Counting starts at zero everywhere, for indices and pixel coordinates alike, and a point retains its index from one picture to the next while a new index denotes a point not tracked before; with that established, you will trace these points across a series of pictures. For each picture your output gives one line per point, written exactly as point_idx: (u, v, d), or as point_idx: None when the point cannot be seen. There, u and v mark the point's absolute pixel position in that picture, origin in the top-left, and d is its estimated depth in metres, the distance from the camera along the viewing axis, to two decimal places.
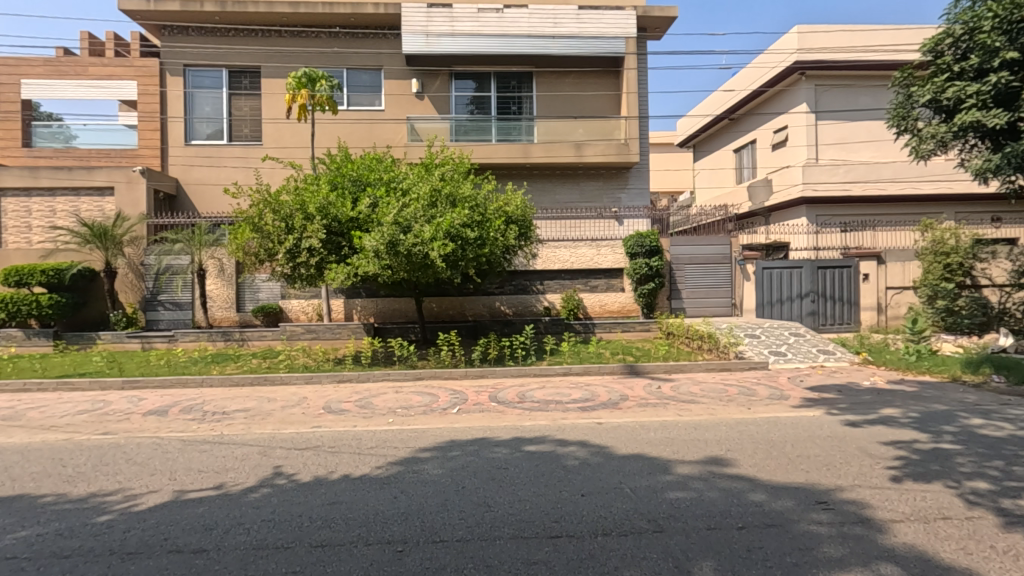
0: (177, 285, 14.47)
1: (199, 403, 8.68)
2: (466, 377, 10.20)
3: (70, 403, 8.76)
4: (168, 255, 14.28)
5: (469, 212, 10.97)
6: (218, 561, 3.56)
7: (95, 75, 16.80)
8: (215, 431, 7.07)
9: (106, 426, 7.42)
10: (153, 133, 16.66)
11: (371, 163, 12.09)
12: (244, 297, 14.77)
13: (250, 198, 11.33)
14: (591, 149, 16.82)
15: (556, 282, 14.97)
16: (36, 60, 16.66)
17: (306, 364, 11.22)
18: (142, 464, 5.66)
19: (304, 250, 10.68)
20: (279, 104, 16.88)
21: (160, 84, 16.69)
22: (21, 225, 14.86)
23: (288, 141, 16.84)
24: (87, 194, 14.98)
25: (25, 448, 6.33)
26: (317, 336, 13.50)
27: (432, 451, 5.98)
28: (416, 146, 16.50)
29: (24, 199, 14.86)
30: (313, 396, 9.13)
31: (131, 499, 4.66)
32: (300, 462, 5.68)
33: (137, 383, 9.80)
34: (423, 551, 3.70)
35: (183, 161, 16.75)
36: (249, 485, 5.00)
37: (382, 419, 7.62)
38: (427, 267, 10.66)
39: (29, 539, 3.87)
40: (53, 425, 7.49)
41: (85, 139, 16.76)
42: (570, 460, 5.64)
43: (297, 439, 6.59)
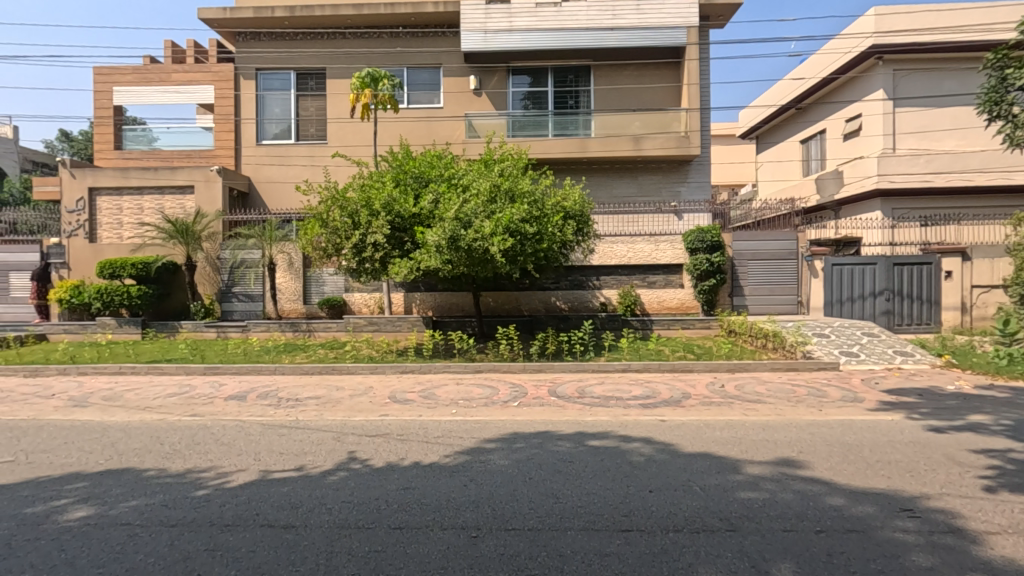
0: (250, 278, 15.36)
1: (274, 390, 9.19)
2: (524, 371, 10.30)
3: (160, 386, 9.47)
4: (241, 249, 15.21)
5: (528, 208, 11.06)
6: (308, 537, 3.80)
7: (177, 81, 17.93)
8: (291, 417, 7.48)
9: (194, 408, 8.00)
10: (228, 134, 17.64)
11: (432, 160, 12.35)
12: (311, 290, 15.45)
13: (320, 194, 11.83)
14: (649, 143, 16.56)
15: (613, 278, 14.81)
16: (126, 69, 17.98)
17: (370, 355, 11.63)
18: (229, 445, 6.07)
19: (370, 245, 11.05)
20: (343, 104, 17.51)
21: (234, 87, 17.62)
22: (113, 222, 16.12)
23: (352, 139, 17.45)
24: (170, 192, 16.06)
25: (126, 426, 6.92)
26: (378, 329, 13.92)
27: (497, 443, 6.10)
28: (474, 143, 16.72)
29: (116, 198, 16.08)
30: (379, 385, 9.49)
31: (223, 476, 5.02)
32: (373, 448, 5.93)
33: (217, 370, 10.45)
34: (496, 538, 3.80)
35: (255, 160, 17.62)
36: (327, 468, 5.29)
37: (446, 409, 7.84)
38: (486, 262, 10.79)
39: (140, 508, 4.25)
40: (148, 406, 8.15)
41: (167, 140, 17.93)
42: (635, 456, 5.62)
43: (367, 427, 6.87)
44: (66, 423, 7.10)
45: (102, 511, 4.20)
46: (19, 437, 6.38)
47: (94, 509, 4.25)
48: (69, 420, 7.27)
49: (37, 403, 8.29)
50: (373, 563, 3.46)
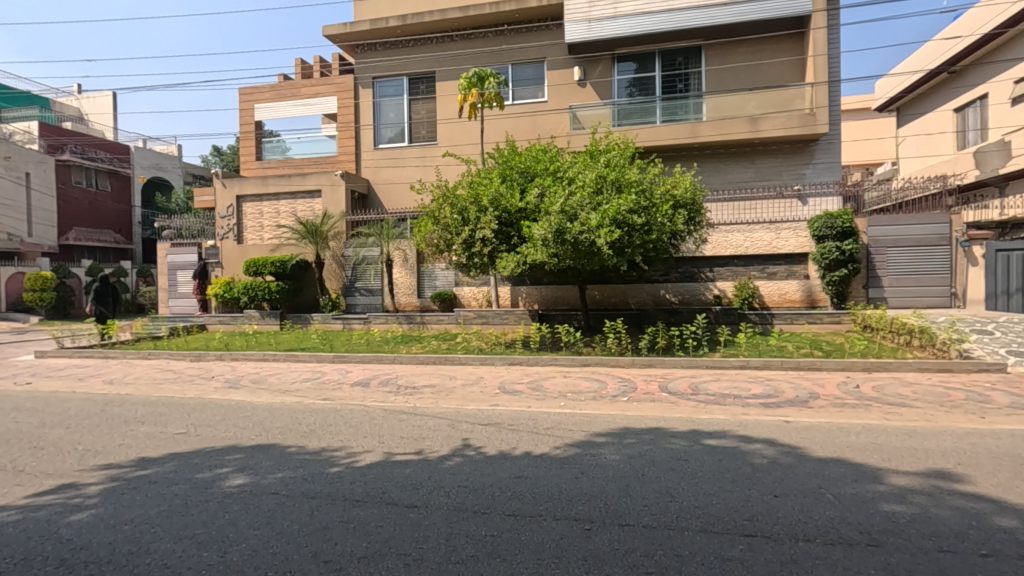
0: (370, 274, 16.50)
1: (393, 377, 9.84)
2: (633, 366, 10.08)
3: (297, 372, 10.51)
4: (363, 247, 16.32)
5: (636, 198, 10.77)
6: (429, 517, 4.02)
7: (306, 95, 19.66)
8: (410, 403, 7.95)
9: (325, 393, 8.79)
10: (349, 140, 19.04)
11: (537, 154, 12.46)
12: (424, 284, 16.28)
13: (432, 193, 12.37)
14: (768, 123, 15.39)
15: (728, 269, 14.01)
16: (265, 88, 20.06)
17: (480, 347, 12.01)
18: (357, 427, 6.59)
19: (479, 240, 11.35)
20: (451, 105, 18.18)
21: (354, 96, 18.97)
22: (256, 225, 18.11)
23: (460, 138, 18.08)
24: (302, 197, 17.70)
25: (270, 406, 7.78)
26: (487, 321, 14.33)
27: (608, 437, 6.03)
28: (579, 134, 16.59)
29: (258, 203, 18.04)
30: (489, 376, 9.81)
31: (353, 455, 5.47)
32: (485, 436, 6.13)
33: (344, 358, 11.38)
34: (610, 532, 3.77)
35: (373, 163, 18.84)
36: (444, 453, 5.55)
37: (555, 401, 7.90)
38: (593, 255, 10.65)
39: (285, 480, 4.76)
40: (288, 389, 9.10)
41: (298, 149, 19.76)
42: (757, 458, 5.27)
43: (479, 415, 7.11)
44: (224, 402, 8.12)
45: (255, 481, 4.76)
46: (189, 413, 7.41)
47: (249, 478, 4.83)
48: (226, 400, 8.31)
49: (201, 384, 9.58)
50: (490, 546, 3.58)
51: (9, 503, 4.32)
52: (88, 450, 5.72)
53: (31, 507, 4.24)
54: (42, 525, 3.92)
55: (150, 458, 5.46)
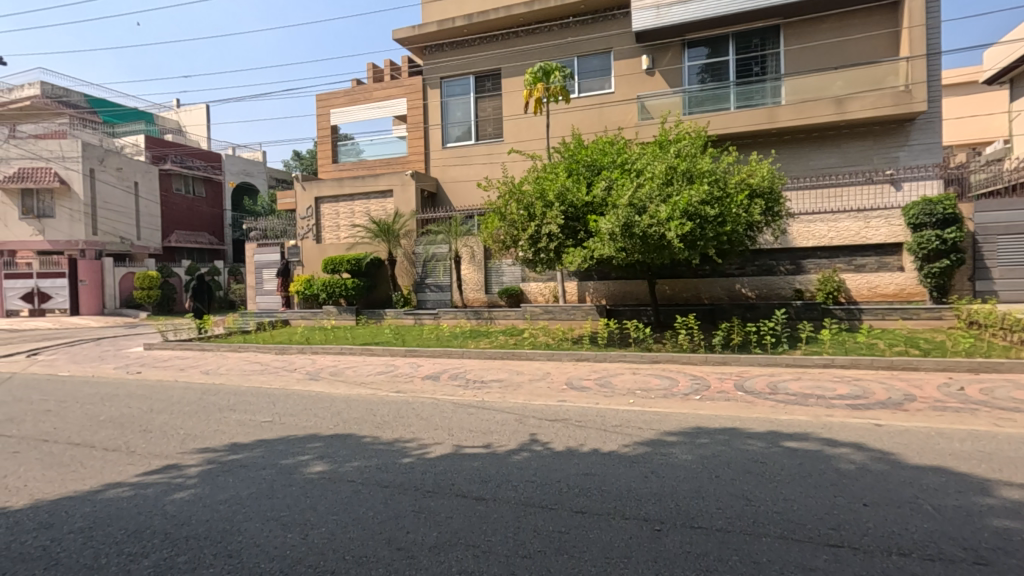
0: (439, 270, 16.76)
1: (463, 372, 10.04)
2: (706, 363, 9.72)
3: (371, 365, 10.95)
4: (432, 244, 16.71)
5: (708, 188, 10.36)
6: (497, 510, 4.06)
7: (378, 98, 20.37)
8: (478, 397, 8.09)
9: (398, 385, 9.12)
10: (418, 141, 19.55)
11: (604, 146, 12.27)
12: (492, 279, 16.46)
13: (498, 190, 12.45)
14: (855, 104, 14.34)
15: (810, 261, 13.19)
16: (340, 93, 20.98)
17: (547, 342, 12.00)
18: (428, 420, 6.78)
19: (545, 236, 11.33)
20: (517, 101, 18.24)
21: (423, 97, 19.45)
22: (333, 225, 19.02)
23: (526, 134, 18.11)
24: (375, 197, 18.39)
25: (347, 398, 8.16)
26: (554, 317, 14.30)
27: (679, 436, 5.85)
28: (647, 125, 16.15)
29: (335, 204, 18.93)
30: (556, 371, 9.80)
31: (424, 447, 5.63)
32: (553, 432, 6.12)
33: (415, 352, 11.75)
34: (682, 534, 3.66)
35: (442, 162, 19.25)
36: (512, 447, 5.60)
37: (623, 398, 7.76)
38: (663, 249, 10.35)
39: (361, 468, 4.98)
40: (364, 381, 9.51)
41: (371, 151, 20.53)
42: (843, 463, 4.93)
43: (547, 411, 7.12)
44: (305, 393, 8.61)
45: (334, 468, 5.02)
46: (274, 402, 7.91)
47: (328, 465, 5.10)
48: (307, 391, 8.81)
49: (285, 376, 10.21)
50: (558, 543, 3.57)
51: (123, 480, 4.80)
52: (188, 435, 6.25)
53: (141, 485, 4.69)
54: (150, 501, 4.32)
55: (241, 443, 5.88)
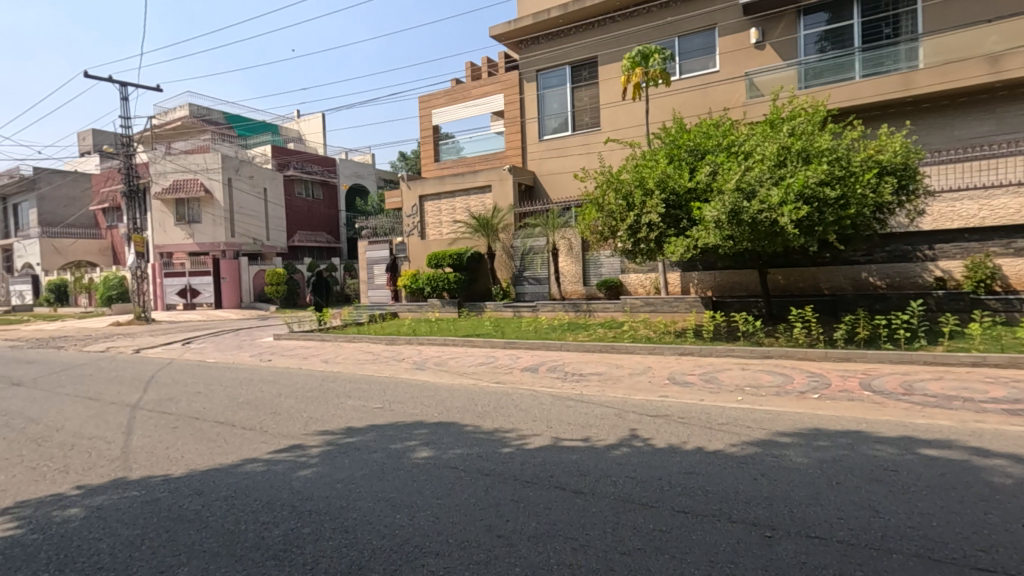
0: (537, 263, 17.09)
1: (561, 364, 10.07)
2: (827, 360, 8.92)
3: (473, 356, 11.31)
4: (530, 238, 16.83)
5: (828, 167, 9.46)
6: (595, 505, 4.03)
7: (475, 96, 20.86)
8: (577, 390, 8.07)
9: (498, 376, 9.35)
10: (515, 135, 19.77)
11: (708, 129, 11.64)
12: (590, 272, 16.40)
13: (595, 180, 12.21)
14: (1013, 61, 12.44)
15: (955, 245, 11.56)
16: (440, 94, 21.75)
17: (647, 336, 11.66)
18: (527, 411, 6.88)
19: (645, 226, 10.97)
20: (614, 88, 17.82)
21: (519, 91, 19.60)
22: (435, 221, 19.83)
23: (624, 122, 17.66)
24: (474, 192, 18.90)
25: (451, 387, 8.52)
26: (655, 309, 13.87)
27: (794, 438, 5.43)
28: (756, 103, 15.10)
29: (437, 201, 19.71)
30: (657, 365, 9.51)
31: (523, 438, 5.72)
32: (653, 428, 5.95)
33: (514, 344, 11.97)
34: (796, 543, 3.40)
35: (539, 155, 19.32)
36: (611, 442, 5.52)
37: (730, 395, 7.36)
38: (775, 235, 9.63)
39: (463, 456, 5.17)
40: (466, 372, 9.85)
41: (470, 148, 21.11)
42: (996, 476, 4.30)
43: (648, 406, 6.94)
44: (412, 381, 9.10)
45: (438, 454, 5.26)
46: (385, 390, 8.45)
47: (433, 452, 5.35)
48: (414, 380, 9.29)
49: (395, 365, 10.86)
50: (658, 541, 3.47)
51: (257, 456, 5.38)
52: (311, 418, 6.85)
53: (272, 461, 5.22)
54: (280, 476, 4.81)
55: (355, 427, 6.35)
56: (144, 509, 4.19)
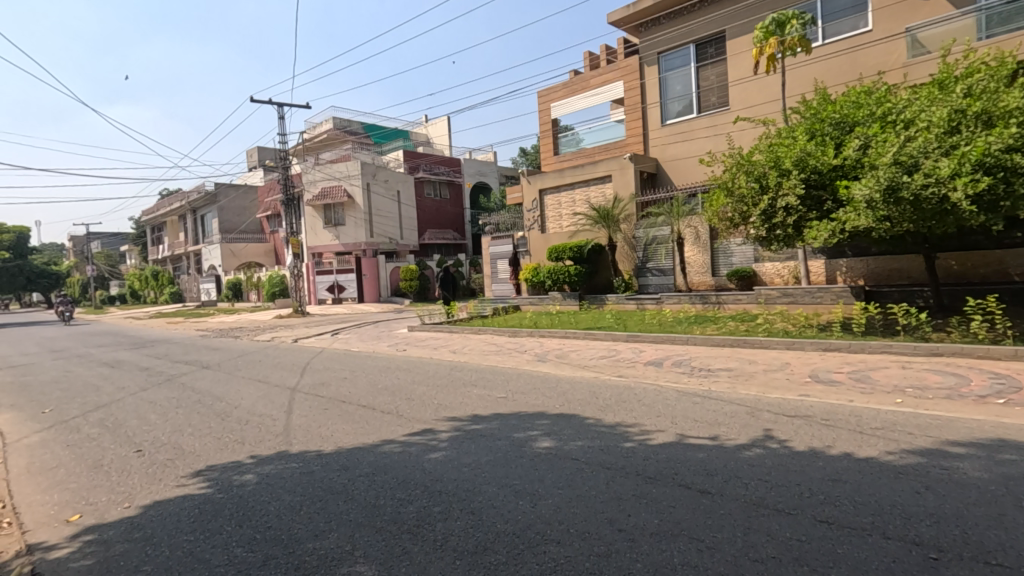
0: (661, 253, 16.41)
1: (687, 359, 9.63)
2: (1017, 360, 7.53)
3: (595, 349, 11.24)
4: (653, 227, 16.37)
5: (1019, 129, 7.95)
6: (724, 507, 3.81)
7: (594, 85, 20.58)
8: (704, 386, 7.68)
9: (621, 370, 9.20)
10: (636, 122, 19.18)
11: (859, 98, 10.39)
12: (719, 261, 15.54)
13: (724, 163, 11.38)
14: None
15: None
16: (559, 87, 21.77)
17: (785, 329, 10.71)
18: (650, 406, 6.69)
19: (781, 210, 10.02)
20: (745, 62, 16.57)
21: (640, 76, 18.96)
22: (556, 215, 19.91)
23: (757, 98, 16.40)
24: (594, 183, 18.68)
25: (573, 380, 8.56)
26: (795, 301, 12.65)
27: (969, 449, 4.67)
28: (919, 63, 13.45)
29: (557, 194, 19.79)
30: (797, 362, 8.71)
31: (646, 433, 5.58)
32: (792, 429, 5.48)
33: (637, 337, 11.67)
34: (971, 570, 2.93)
35: (661, 141, 18.56)
36: (743, 442, 5.17)
37: (887, 397, 6.52)
38: (945, 213, 8.31)
39: (585, 448, 5.18)
40: (587, 364, 9.82)
41: (590, 139, 20.90)
42: None
43: (785, 405, 6.39)
44: (534, 373, 9.29)
45: (560, 445, 5.33)
46: (508, 380, 8.72)
47: (554, 442, 5.42)
48: (536, 371, 9.48)
49: (518, 356, 11.15)
50: (796, 552, 3.20)
51: (394, 438, 5.84)
52: (440, 405, 7.29)
53: (407, 443, 5.64)
54: (414, 457, 5.18)
55: (481, 415, 6.63)
56: (302, 479, 4.77)
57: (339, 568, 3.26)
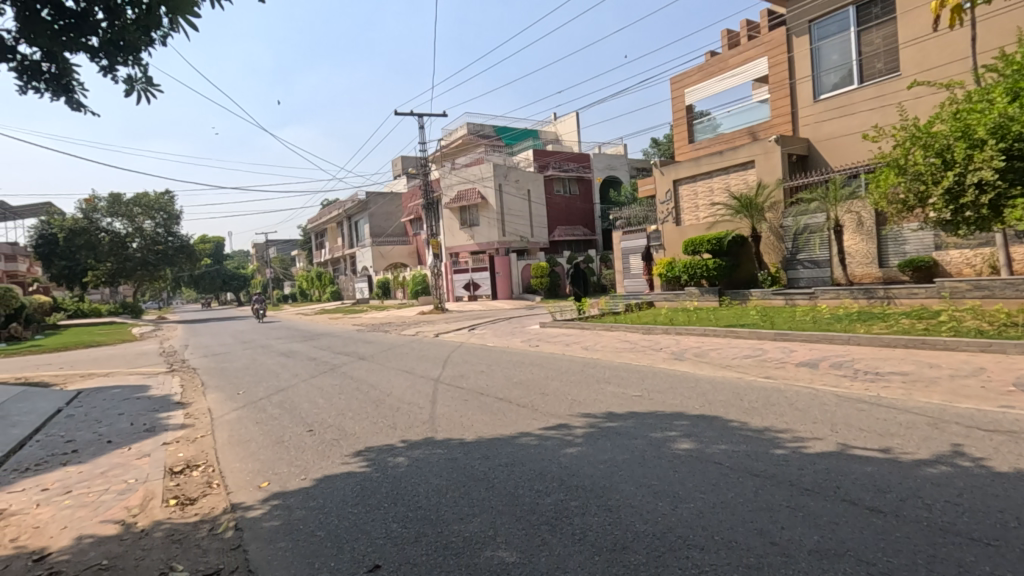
0: (815, 243, 14.95)
1: (849, 360, 8.59)
2: None
3: (737, 348, 10.52)
4: (804, 215, 14.86)
5: None
6: (900, 529, 3.35)
7: (734, 65, 19.20)
8: (871, 391, 6.80)
9: (768, 371, 8.50)
10: (783, 100, 17.53)
11: None
12: (888, 250, 13.74)
13: (893, 138, 10.02)
14: None
15: None
16: (693, 71, 20.64)
17: (979, 328, 9.08)
18: (805, 411, 6.09)
19: (973, 186, 8.54)
20: (920, 19, 14.22)
21: (787, 50, 17.34)
22: (692, 206, 18.96)
23: (937, 59, 14.09)
24: (734, 171, 17.50)
25: (714, 379, 8.10)
26: (992, 295, 10.51)
27: None
28: None
29: (693, 184, 18.83)
30: (996, 367, 7.34)
31: (800, 441, 5.09)
32: (990, 446, 4.63)
33: (786, 335, 10.71)
34: None
35: (814, 118, 16.75)
36: (923, 458, 4.49)
37: None
38: None
39: (728, 453, 4.87)
40: (730, 364, 9.22)
41: (728, 123, 19.60)
42: None
43: (981, 418, 5.42)
44: (671, 371, 8.95)
45: (701, 448, 5.06)
46: (643, 378, 8.50)
47: (695, 444, 5.17)
48: (673, 370, 9.13)
49: (653, 354, 10.82)
50: None
51: (531, 431, 5.99)
52: (575, 400, 7.34)
53: (543, 437, 5.76)
54: (550, 451, 5.27)
55: (616, 413, 6.54)
56: (447, 465, 5.09)
57: (483, 552, 3.43)
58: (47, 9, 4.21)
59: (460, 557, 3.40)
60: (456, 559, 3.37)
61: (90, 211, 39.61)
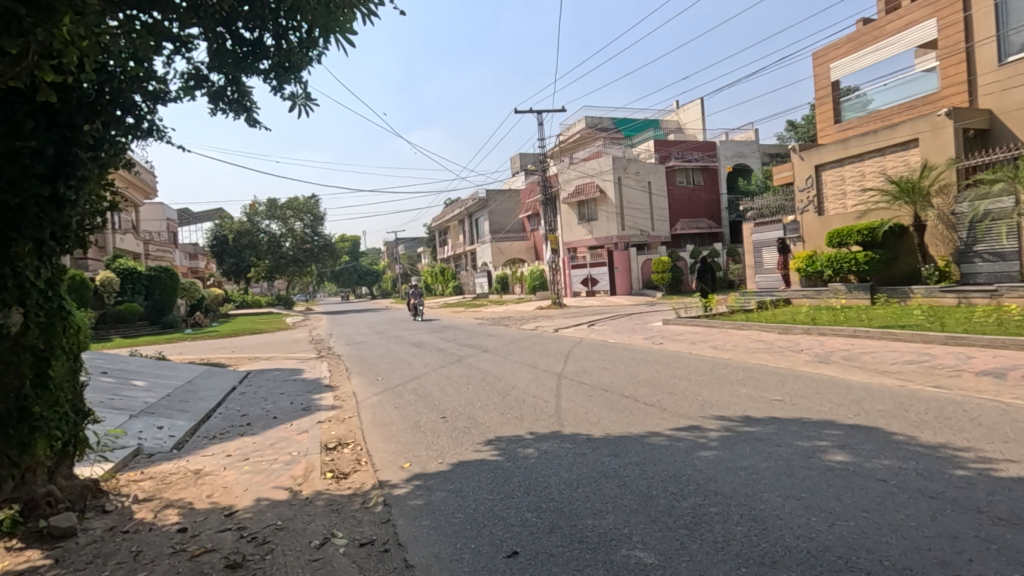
0: (1000, 232, 12.78)
1: None
2: None
3: (896, 352, 9.34)
4: (985, 199, 12.79)
5: None
6: None
7: (891, 32, 16.98)
8: None
9: (937, 379, 7.44)
10: (956, 67, 15.15)
11: None
12: None
13: None
14: None
15: None
16: (840, 43, 18.58)
17: None
18: (991, 428, 5.23)
19: None
20: None
21: (963, 7, 14.93)
22: (837, 193, 17.13)
23: None
24: (891, 151, 15.51)
25: (868, 386, 7.27)
26: None
27: None
28: None
29: (838, 168, 17.02)
30: None
31: (989, 463, 4.37)
32: None
33: (960, 339, 9.29)
34: None
35: (999, 85, 14.30)
36: None
37: None
38: None
39: (894, 469, 4.34)
40: (887, 370, 8.21)
41: (883, 99, 17.38)
42: None
43: None
44: (816, 376, 8.15)
45: (859, 461, 4.56)
46: (784, 382, 7.85)
47: (851, 457, 4.68)
48: (818, 374, 8.31)
49: (793, 356, 9.96)
50: None
51: (661, 431, 5.81)
52: (706, 402, 6.98)
53: (674, 438, 5.56)
54: (683, 452, 5.08)
55: (754, 417, 6.12)
56: (577, 460, 5.10)
57: (619, 549, 3.39)
58: (231, 40, 4.85)
59: (595, 552, 3.39)
60: (592, 554, 3.37)
61: (252, 214, 45.32)
